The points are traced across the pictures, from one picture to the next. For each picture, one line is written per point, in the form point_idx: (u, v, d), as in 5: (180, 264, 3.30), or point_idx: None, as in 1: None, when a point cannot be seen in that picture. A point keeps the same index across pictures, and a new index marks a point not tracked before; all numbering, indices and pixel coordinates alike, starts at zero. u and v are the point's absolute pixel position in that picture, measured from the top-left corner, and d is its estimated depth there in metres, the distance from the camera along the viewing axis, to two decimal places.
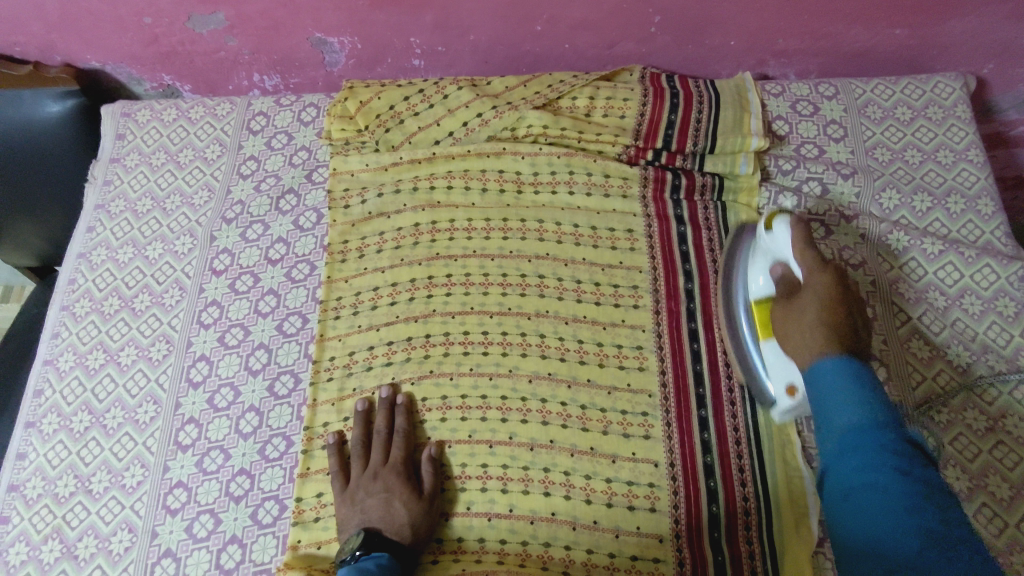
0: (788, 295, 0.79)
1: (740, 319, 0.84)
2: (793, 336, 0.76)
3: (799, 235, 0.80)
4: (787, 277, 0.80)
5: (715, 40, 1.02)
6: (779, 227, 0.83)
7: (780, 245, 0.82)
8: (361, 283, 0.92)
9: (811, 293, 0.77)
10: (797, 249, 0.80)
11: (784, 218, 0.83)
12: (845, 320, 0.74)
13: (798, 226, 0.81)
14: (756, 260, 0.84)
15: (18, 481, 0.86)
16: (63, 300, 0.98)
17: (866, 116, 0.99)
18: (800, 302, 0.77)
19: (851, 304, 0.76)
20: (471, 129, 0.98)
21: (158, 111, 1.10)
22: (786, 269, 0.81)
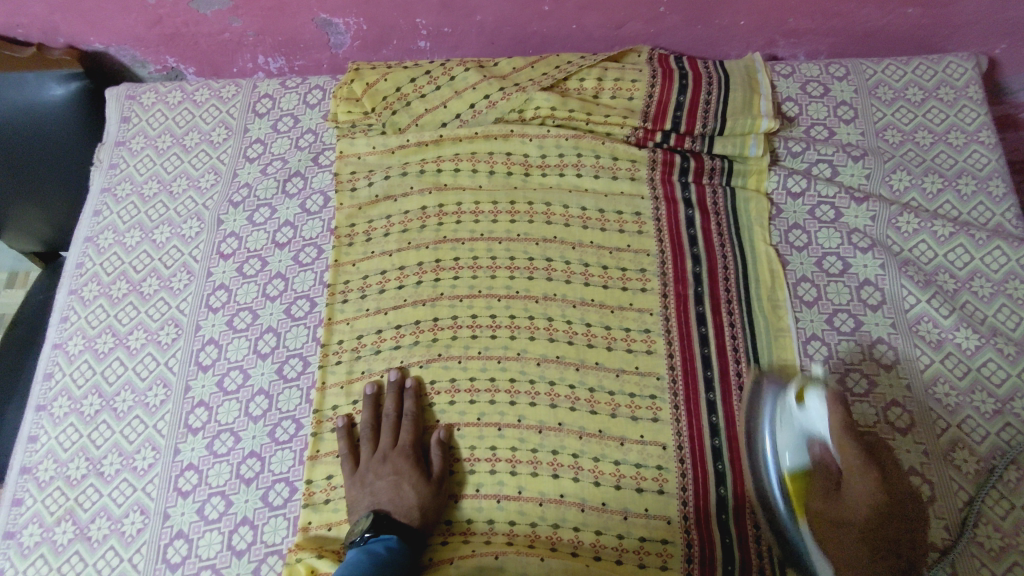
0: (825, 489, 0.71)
1: (768, 485, 0.75)
2: (839, 545, 0.69)
3: (839, 419, 0.71)
4: (825, 461, 0.72)
5: (725, 20, 1.01)
6: (812, 402, 0.72)
7: (817, 427, 0.72)
8: (368, 266, 0.92)
9: (856, 492, 0.69)
10: (837, 434, 0.71)
11: (817, 390, 0.73)
12: (894, 528, 0.68)
13: (837, 407, 0.71)
14: (785, 434, 0.74)
15: (30, 463, 0.87)
16: (71, 284, 0.98)
17: (877, 97, 0.98)
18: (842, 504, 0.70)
19: (898, 497, 0.70)
20: (478, 111, 0.98)
21: (163, 94, 1.09)
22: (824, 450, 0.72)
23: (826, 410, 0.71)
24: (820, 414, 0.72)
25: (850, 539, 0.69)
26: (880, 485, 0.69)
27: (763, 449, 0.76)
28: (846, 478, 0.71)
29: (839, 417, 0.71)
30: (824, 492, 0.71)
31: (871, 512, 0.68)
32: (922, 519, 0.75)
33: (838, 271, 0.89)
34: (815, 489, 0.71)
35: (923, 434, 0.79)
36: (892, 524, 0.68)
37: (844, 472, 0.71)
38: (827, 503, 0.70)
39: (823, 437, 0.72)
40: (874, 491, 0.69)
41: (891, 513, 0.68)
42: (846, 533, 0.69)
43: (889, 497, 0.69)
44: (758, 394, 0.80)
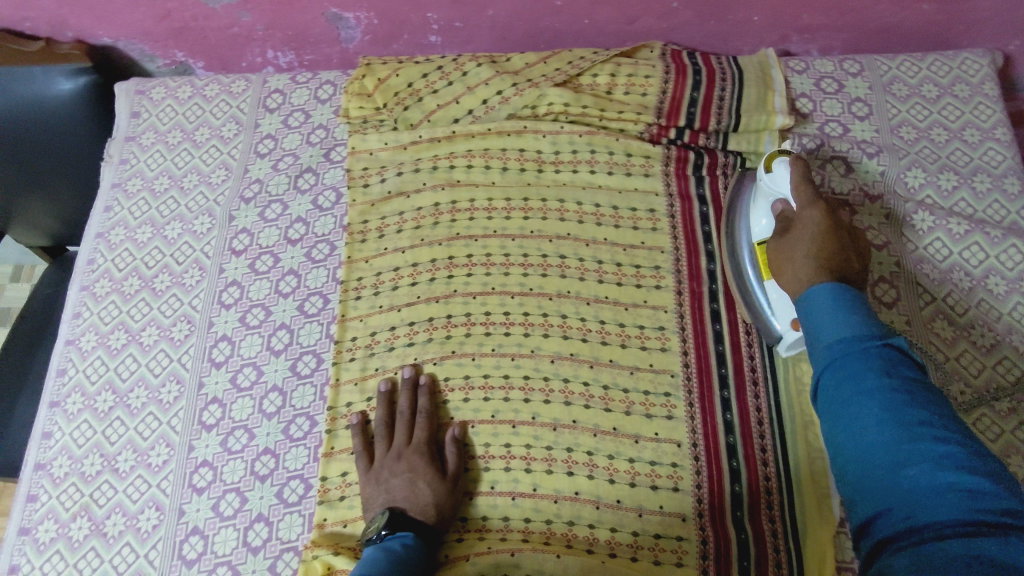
0: (782, 233, 0.76)
1: (745, 262, 0.84)
2: (785, 271, 0.73)
3: (800, 171, 0.77)
4: (784, 212, 0.77)
5: (738, 16, 1.00)
6: (777, 166, 0.80)
7: (779, 185, 0.79)
8: (381, 263, 0.92)
9: (806, 223, 0.73)
10: (796, 183, 0.77)
11: (783, 157, 0.80)
12: (838, 251, 0.70)
13: (797, 163, 0.78)
14: (758, 205, 0.83)
15: (45, 460, 0.87)
16: (83, 280, 0.98)
17: (891, 94, 0.98)
18: (794, 236, 0.74)
19: (847, 234, 0.72)
20: (491, 107, 0.97)
21: (173, 88, 1.08)
22: (785, 206, 0.78)
23: (788, 169, 0.78)
24: (783, 170, 0.79)
25: (797, 262, 0.71)
26: (828, 217, 0.72)
27: (743, 229, 0.85)
28: (798, 217, 0.75)
29: (799, 169, 0.77)
30: (778, 235, 0.76)
31: (815, 237, 0.71)
32: None
33: None
34: (772, 237, 0.77)
35: None
36: (836, 246, 0.70)
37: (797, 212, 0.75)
38: (779, 240, 0.75)
39: (784, 194, 0.78)
40: (821, 221, 0.72)
41: (836, 241, 0.71)
42: (792, 259, 0.72)
43: (838, 230, 0.72)
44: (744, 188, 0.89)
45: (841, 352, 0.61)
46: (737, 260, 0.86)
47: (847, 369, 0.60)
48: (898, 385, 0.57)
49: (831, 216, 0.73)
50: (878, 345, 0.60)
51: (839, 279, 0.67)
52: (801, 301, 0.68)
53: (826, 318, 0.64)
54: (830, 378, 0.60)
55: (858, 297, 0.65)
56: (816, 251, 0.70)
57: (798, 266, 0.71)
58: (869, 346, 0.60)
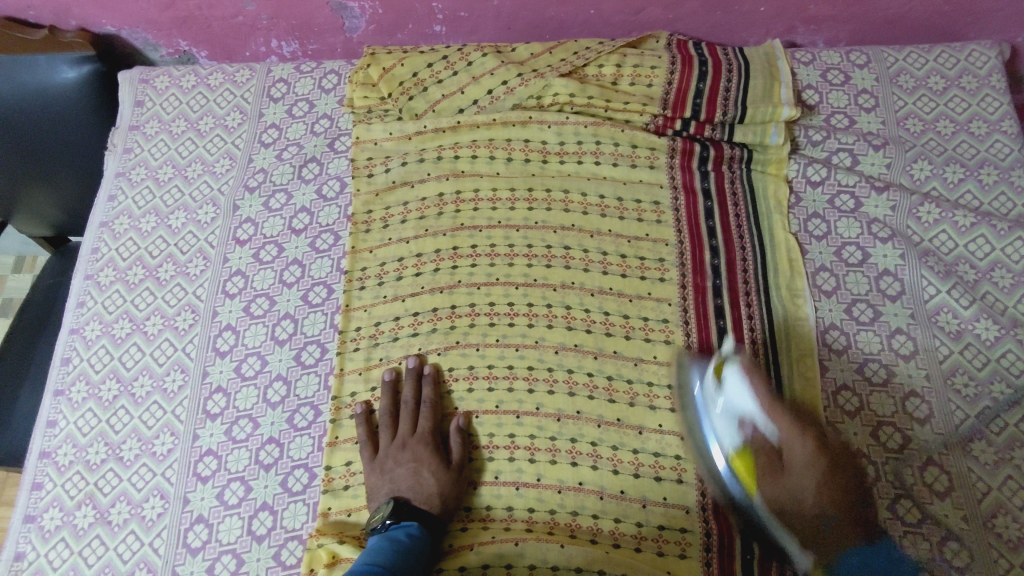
0: (772, 464, 0.72)
1: (717, 473, 0.76)
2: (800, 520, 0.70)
3: (761, 393, 0.73)
4: (761, 437, 0.72)
5: (745, 6, 1.00)
6: (731, 379, 0.74)
7: (741, 404, 0.73)
8: (385, 253, 0.92)
9: (798, 460, 0.70)
10: (765, 406, 0.72)
11: (733, 367, 0.75)
12: (843, 488, 0.70)
13: (752, 380, 0.73)
14: (720, 422, 0.75)
15: (49, 448, 0.87)
16: (87, 269, 0.98)
17: (898, 86, 0.97)
18: (792, 475, 0.71)
19: (836, 455, 0.72)
20: (496, 97, 0.97)
21: (176, 77, 1.08)
22: (755, 427, 0.73)
23: (746, 386, 0.73)
24: (740, 389, 0.74)
25: (811, 499, 0.69)
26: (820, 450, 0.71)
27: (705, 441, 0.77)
28: (783, 449, 0.72)
29: (762, 391, 0.73)
30: (774, 470, 0.72)
31: (822, 484, 0.69)
32: (940, 509, 0.75)
33: (858, 261, 0.88)
34: (762, 469, 0.72)
35: (941, 425, 0.79)
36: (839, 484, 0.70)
37: (783, 445, 0.72)
38: (779, 483, 0.71)
39: (752, 414, 0.73)
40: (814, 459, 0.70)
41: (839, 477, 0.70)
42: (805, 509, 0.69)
43: (829, 458, 0.71)
44: (686, 383, 0.81)
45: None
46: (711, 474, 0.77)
47: None
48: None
49: (821, 449, 0.71)
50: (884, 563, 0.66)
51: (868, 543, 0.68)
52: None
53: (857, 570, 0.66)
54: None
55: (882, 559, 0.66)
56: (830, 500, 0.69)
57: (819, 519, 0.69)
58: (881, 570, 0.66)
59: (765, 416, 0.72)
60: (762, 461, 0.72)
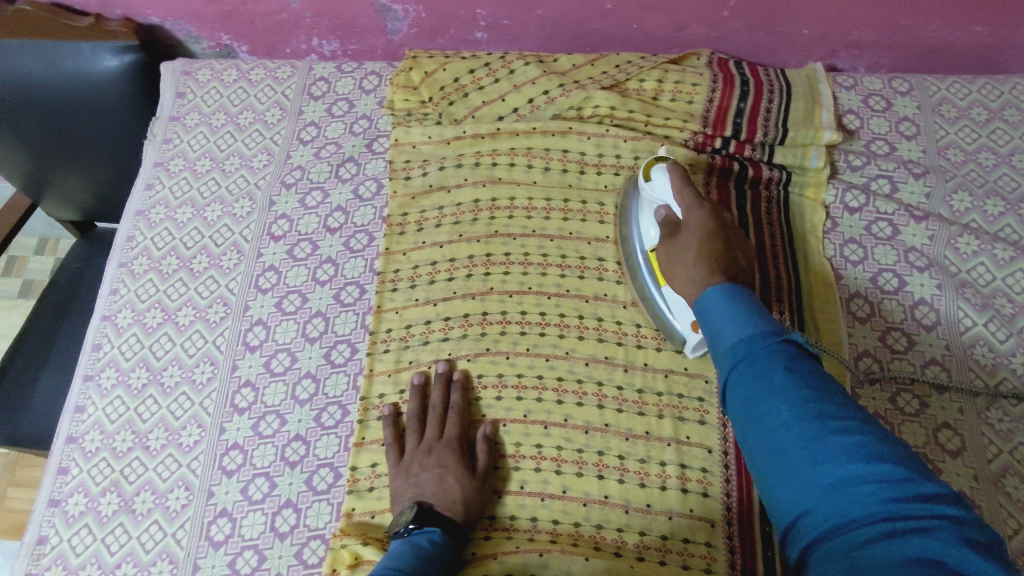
0: (671, 238, 0.76)
1: (643, 272, 0.86)
2: (680, 272, 0.72)
3: (673, 178, 0.79)
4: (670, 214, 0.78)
5: (788, 28, 1.00)
6: (655, 173, 0.82)
7: (661, 192, 0.80)
8: (419, 256, 0.92)
9: (692, 226, 0.73)
10: (676, 187, 0.77)
11: (661, 164, 0.81)
12: (726, 247, 0.71)
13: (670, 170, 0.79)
14: (646, 215, 0.84)
15: (76, 433, 0.87)
16: (121, 258, 0.98)
17: (940, 115, 0.97)
18: (682, 242, 0.74)
19: (733, 237, 0.73)
20: (536, 106, 0.97)
21: (219, 71, 1.09)
22: (668, 211, 0.79)
23: (664, 173, 0.80)
24: (659, 180, 0.80)
25: (689, 268, 0.71)
26: (712, 215, 0.73)
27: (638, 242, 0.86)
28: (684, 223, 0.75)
29: (676, 172, 0.78)
30: (670, 245, 0.76)
31: (704, 237, 0.72)
32: None
33: (894, 288, 0.88)
34: (665, 239, 0.77)
35: (973, 459, 0.78)
36: (723, 245, 0.71)
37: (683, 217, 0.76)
38: (670, 245, 0.75)
39: (665, 198, 0.80)
40: (706, 222, 0.73)
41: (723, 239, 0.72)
42: (685, 265, 0.72)
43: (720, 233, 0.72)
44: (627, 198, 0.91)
45: (742, 349, 0.58)
46: (639, 283, 0.87)
47: (752, 366, 0.56)
48: (799, 381, 0.54)
49: (715, 215, 0.73)
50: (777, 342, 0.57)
51: (735, 281, 0.66)
52: (699, 303, 0.64)
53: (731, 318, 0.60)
54: (734, 383, 0.57)
55: (751, 296, 0.62)
56: (706, 251, 0.70)
57: (692, 268, 0.70)
58: (772, 346, 0.57)
59: (675, 195, 0.77)
60: (665, 237, 0.77)
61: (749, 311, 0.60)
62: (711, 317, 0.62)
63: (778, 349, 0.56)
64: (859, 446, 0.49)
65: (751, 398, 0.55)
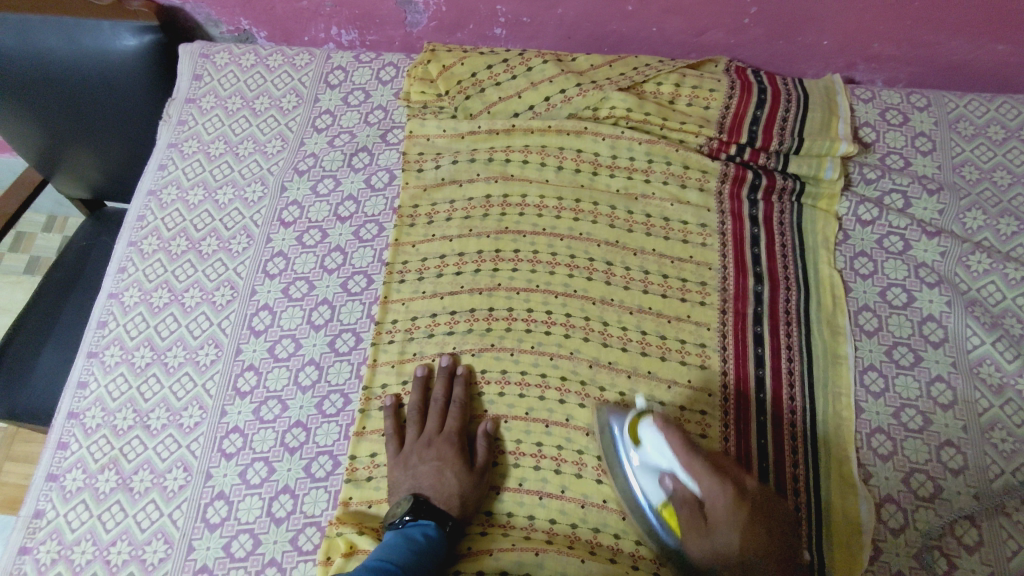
0: (698, 521, 0.71)
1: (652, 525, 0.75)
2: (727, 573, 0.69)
3: (676, 444, 0.72)
4: (684, 491, 0.72)
5: (809, 38, 1.00)
6: (648, 437, 0.74)
7: (660, 460, 0.74)
8: (428, 249, 0.92)
9: (720, 512, 0.69)
10: (685, 460, 0.72)
11: (648, 422, 0.75)
12: (767, 527, 0.69)
13: (666, 433, 0.73)
14: (643, 478, 0.76)
15: (77, 409, 0.87)
16: (131, 236, 0.98)
17: (956, 132, 0.97)
18: (717, 532, 0.69)
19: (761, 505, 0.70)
20: (552, 105, 0.97)
21: (237, 55, 1.09)
22: (677, 481, 0.73)
23: (663, 439, 0.73)
24: (656, 444, 0.74)
25: (743, 563, 0.68)
26: (741, 502, 0.69)
27: (636, 498, 0.77)
28: (708, 503, 0.71)
29: (677, 437, 0.72)
30: (701, 532, 0.71)
31: (745, 529, 0.68)
32: (968, 563, 0.73)
33: (902, 303, 0.87)
34: (688, 524, 0.72)
35: (974, 478, 0.78)
36: (765, 527, 0.69)
37: (705, 497, 0.71)
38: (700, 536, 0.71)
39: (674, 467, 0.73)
40: (738, 504, 0.69)
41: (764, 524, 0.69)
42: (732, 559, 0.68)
43: (757, 513, 0.69)
44: (606, 433, 0.80)
45: None
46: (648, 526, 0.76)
47: None
48: None
49: (741, 500, 0.69)
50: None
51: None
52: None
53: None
54: None
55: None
56: (758, 549, 0.68)
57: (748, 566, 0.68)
58: None
59: (687, 468, 0.71)
60: (688, 516, 0.72)
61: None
62: None
63: None
64: None
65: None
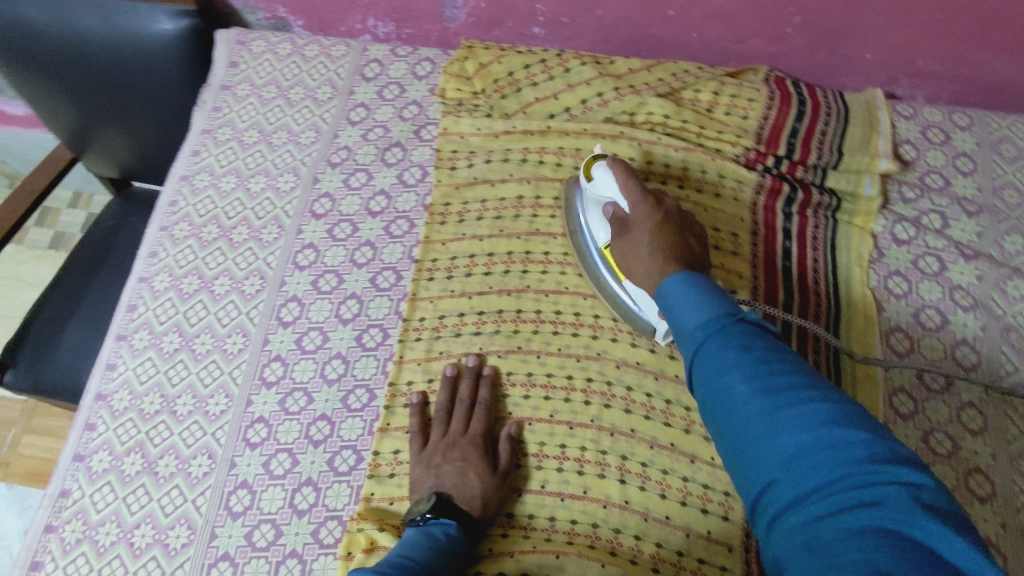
0: (620, 232, 0.77)
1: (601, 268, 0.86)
2: (638, 268, 0.73)
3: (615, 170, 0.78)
4: (617, 211, 0.78)
5: (851, 51, 0.98)
6: (597, 172, 0.81)
7: (602, 188, 0.81)
8: (457, 248, 0.92)
9: (638, 222, 0.74)
10: (620, 182, 0.77)
11: (600, 162, 0.82)
12: (678, 235, 0.72)
13: (608, 164, 0.80)
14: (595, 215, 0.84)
15: (106, 391, 0.88)
16: (162, 221, 0.98)
17: (999, 153, 0.95)
18: (631, 236, 0.74)
19: (680, 225, 0.73)
20: (589, 107, 0.96)
21: (273, 44, 1.09)
22: (614, 206, 0.79)
23: (605, 169, 0.80)
24: (601, 176, 0.81)
25: (644, 261, 0.72)
26: (656, 208, 0.74)
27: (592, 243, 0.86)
28: (631, 217, 0.76)
29: (616, 162, 0.79)
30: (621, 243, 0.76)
31: (654, 231, 0.72)
32: None
33: (935, 326, 0.86)
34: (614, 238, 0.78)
35: (1002, 507, 0.76)
36: (677, 234, 0.72)
37: (630, 211, 0.76)
38: (621, 240, 0.76)
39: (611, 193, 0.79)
40: (651, 212, 0.74)
41: (674, 229, 0.72)
42: (639, 260, 0.72)
43: (673, 220, 0.73)
44: (573, 199, 0.90)
45: (703, 346, 0.59)
46: (597, 277, 0.87)
47: (716, 358, 0.57)
48: (767, 370, 0.54)
49: (660, 207, 0.74)
50: (731, 322, 0.59)
51: (689, 269, 0.68)
52: (658, 289, 0.65)
53: (686, 304, 0.61)
54: (700, 371, 0.58)
55: (711, 284, 0.63)
56: (661, 249, 0.70)
57: (649, 265, 0.71)
58: (729, 350, 0.57)
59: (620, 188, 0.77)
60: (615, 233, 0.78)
61: (712, 296, 0.61)
62: (671, 308, 0.63)
63: (745, 366, 0.55)
64: (811, 415, 0.50)
65: (709, 381, 0.57)
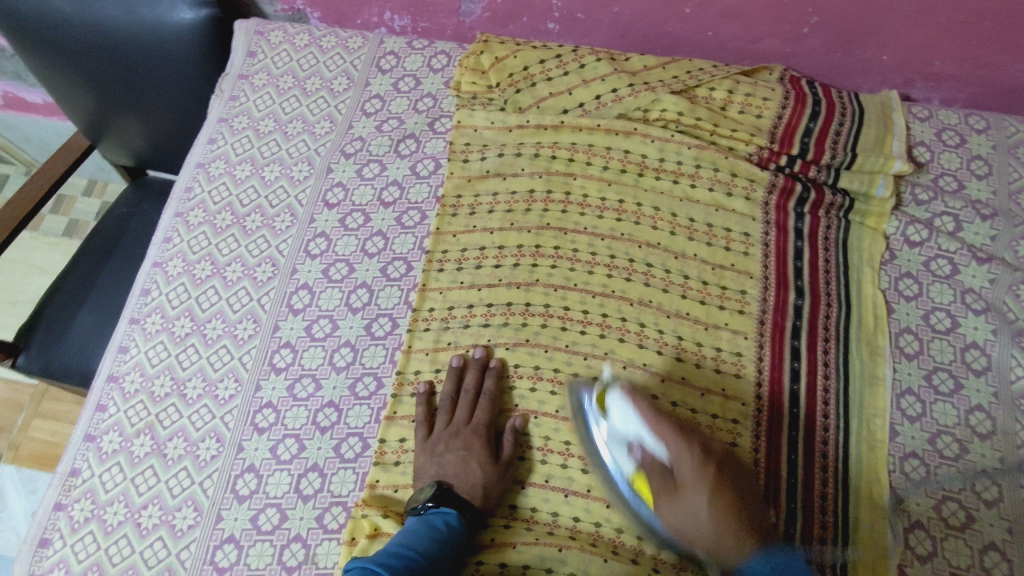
0: (666, 486, 0.70)
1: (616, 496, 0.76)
2: (704, 533, 0.67)
3: (642, 408, 0.72)
4: (652, 456, 0.72)
5: (867, 52, 0.98)
6: (615, 407, 0.74)
7: (627, 428, 0.73)
8: (468, 240, 0.92)
9: (688, 482, 0.68)
10: (653, 423, 0.71)
11: (615, 391, 0.75)
12: (734, 491, 0.68)
13: (632, 401, 0.73)
14: (612, 446, 0.75)
15: (118, 372, 0.89)
16: (177, 206, 1.00)
17: (1015, 157, 0.94)
18: (684, 495, 0.68)
19: (730, 472, 0.70)
20: (603, 103, 0.96)
21: (291, 35, 1.10)
22: (646, 451, 0.72)
23: (629, 407, 0.73)
24: (624, 413, 0.73)
25: (711, 530, 0.66)
26: (707, 460, 0.69)
27: (604, 463, 0.76)
28: (676, 469, 0.70)
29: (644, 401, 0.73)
30: (669, 500, 0.69)
31: (714, 492, 0.67)
32: None
33: (945, 328, 0.86)
34: (656, 489, 0.70)
35: (1010, 512, 0.76)
36: (733, 489, 0.68)
37: (674, 466, 0.70)
38: (670, 494, 0.69)
39: (637, 434, 0.73)
40: (704, 465, 0.69)
41: (730, 485, 0.69)
42: (700, 526, 0.67)
43: (727, 471, 0.70)
44: (579, 406, 0.80)
45: None
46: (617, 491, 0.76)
47: None
48: None
49: (709, 456, 0.69)
50: None
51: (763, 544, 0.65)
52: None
53: None
54: None
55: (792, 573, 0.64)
56: (728, 515, 0.66)
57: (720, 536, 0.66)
58: None
59: (654, 434, 0.71)
60: (656, 485, 0.70)
61: None
62: None
63: None
64: None
65: None
